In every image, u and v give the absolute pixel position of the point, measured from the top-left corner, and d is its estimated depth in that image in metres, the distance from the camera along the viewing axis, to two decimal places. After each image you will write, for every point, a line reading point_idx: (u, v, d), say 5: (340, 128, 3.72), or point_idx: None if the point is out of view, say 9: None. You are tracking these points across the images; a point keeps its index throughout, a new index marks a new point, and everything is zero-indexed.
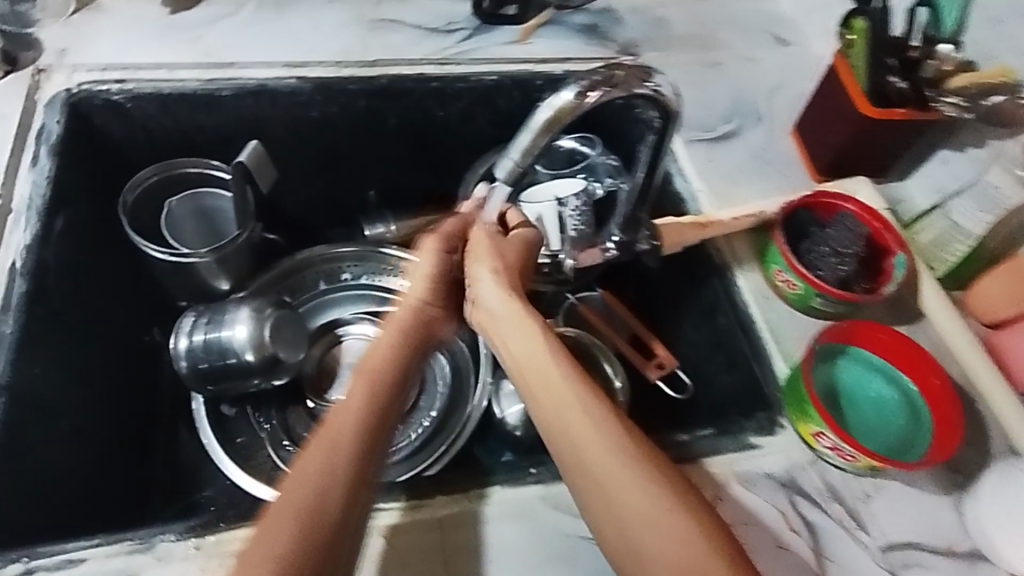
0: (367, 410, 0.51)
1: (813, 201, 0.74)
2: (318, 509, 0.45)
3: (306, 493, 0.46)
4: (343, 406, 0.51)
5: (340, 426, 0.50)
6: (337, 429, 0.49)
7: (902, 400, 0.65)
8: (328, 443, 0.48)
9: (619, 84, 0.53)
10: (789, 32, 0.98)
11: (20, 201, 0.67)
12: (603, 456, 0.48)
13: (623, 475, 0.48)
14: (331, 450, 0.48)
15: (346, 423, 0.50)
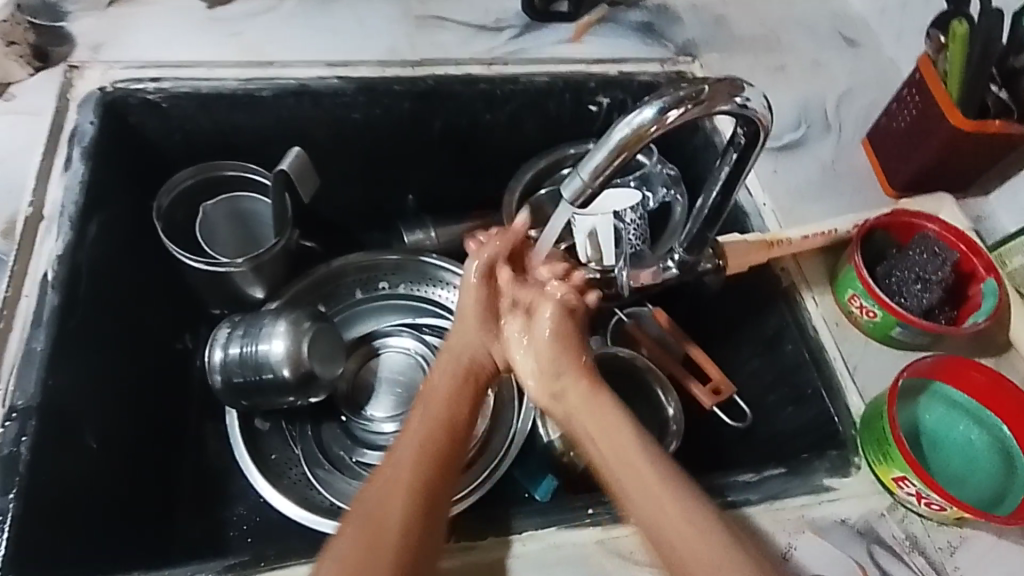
0: (432, 431, 0.59)
1: (893, 220, 0.68)
2: (380, 524, 0.50)
3: (368, 511, 0.51)
4: (412, 425, 0.59)
5: (401, 454, 0.56)
6: (397, 460, 0.56)
7: (991, 447, 0.60)
8: (390, 477, 0.54)
9: (704, 102, 0.49)
10: (857, 34, 0.91)
11: (53, 207, 0.63)
12: (628, 471, 0.55)
13: (648, 486, 0.54)
14: (396, 471, 0.55)
15: (405, 459, 0.56)
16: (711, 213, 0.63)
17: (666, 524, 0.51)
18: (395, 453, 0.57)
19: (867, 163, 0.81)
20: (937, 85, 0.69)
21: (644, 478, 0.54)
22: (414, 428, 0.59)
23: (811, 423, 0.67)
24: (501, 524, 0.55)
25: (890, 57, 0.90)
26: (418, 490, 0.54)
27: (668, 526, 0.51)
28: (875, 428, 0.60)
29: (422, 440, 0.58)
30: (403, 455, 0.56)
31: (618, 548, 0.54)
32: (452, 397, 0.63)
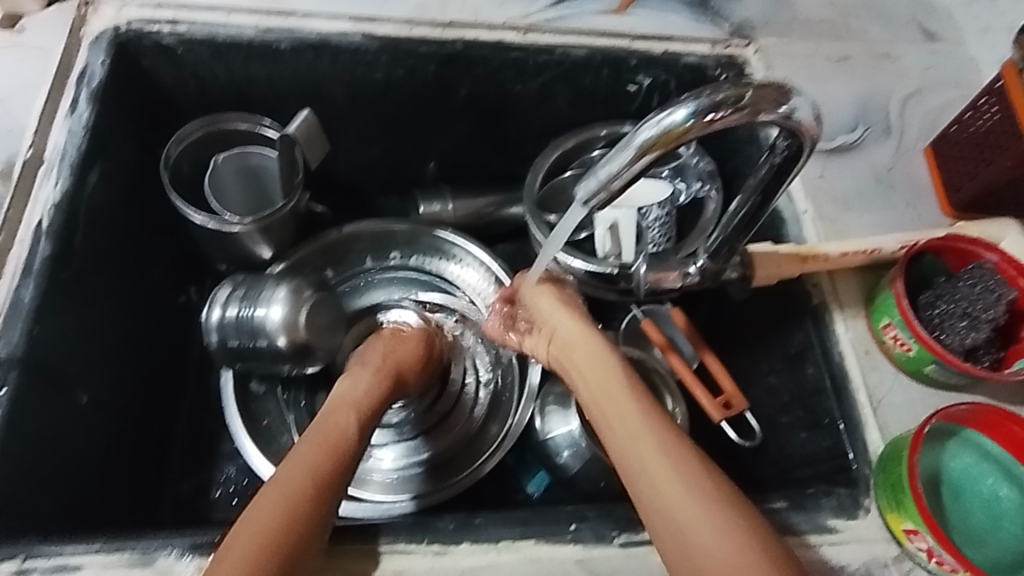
0: (336, 426, 0.54)
1: (945, 244, 0.62)
2: (275, 523, 0.45)
3: (263, 505, 0.46)
4: (321, 421, 0.55)
5: (305, 449, 0.51)
6: (300, 454, 0.51)
7: (1021, 506, 0.54)
8: (288, 469, 0.49)
9: (746, 108, 0.43)
10: (939, 27, 0.82)
11: (54, 152, 0.62)
12: (647, 443, 0.49)
13: (664, 460, 0.47)
14: (295, 465, 0.49)
15: (309, 451, 0.51)
16: (742, 223, 0.58)
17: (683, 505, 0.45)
18: (301, 447, 0.52)
19: (927, 174, 0.73)
20: (1023, 108, 0.62)
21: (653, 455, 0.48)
22: (324, 424, 0.54)
23: (824, 452, 0.63)
24: (477, 530, 0.52)
25: (973, 55, 0.81)
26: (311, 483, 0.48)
27: (687, 508, 0.44)
28: (892, 473, 0.55)
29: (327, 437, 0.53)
30: (307, 450, 0.51)
31: (597, 570, 0.52)
32: (367, 396, 0.59)
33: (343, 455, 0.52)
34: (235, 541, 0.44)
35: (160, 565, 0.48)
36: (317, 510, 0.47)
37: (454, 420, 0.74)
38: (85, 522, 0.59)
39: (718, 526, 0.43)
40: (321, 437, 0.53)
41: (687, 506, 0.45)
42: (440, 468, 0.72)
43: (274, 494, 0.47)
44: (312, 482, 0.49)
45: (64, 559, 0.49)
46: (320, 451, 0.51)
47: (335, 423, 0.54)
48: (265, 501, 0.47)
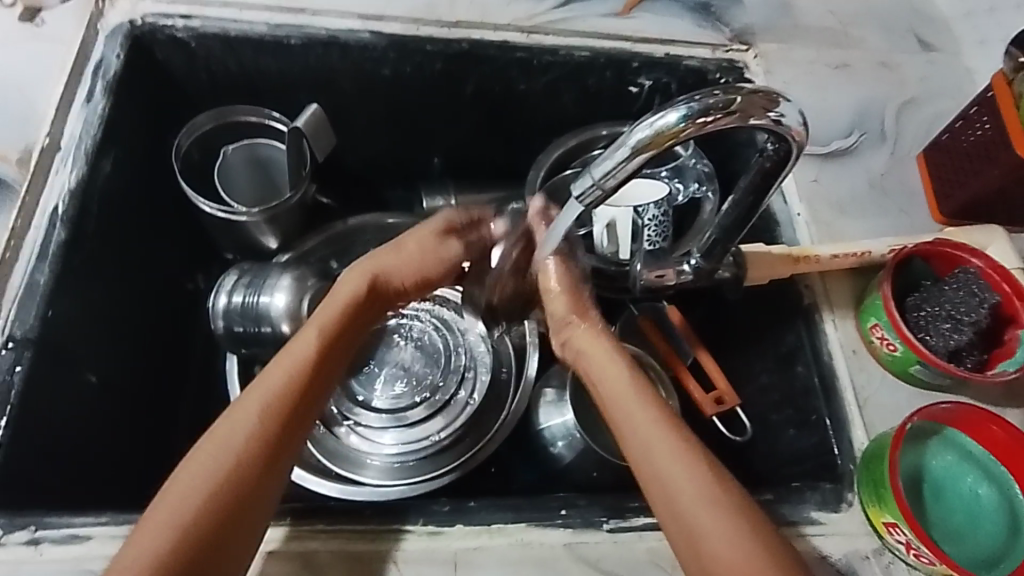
0: (287, 375, 0.54)
1: (933, 249, 0.64)
2: (229, 474, 0.49)
3: (214, 455, 0.49)
4: (278, 363, 0.54)
5: (263, 389, 0.53)
6: (257, 394, 0.52)
7: (998, 507, 0.56)
8: (246, 414, 0.51)
9: (736, 112, 0.45)
10: (936, 36, 0.84)
11: (70, 139, 0.64)
12: (663, 448, 0.50)
13: (679, 468, 0.49)
14: (251, 410, 0.51)
15: (265, 394, 0.52)
16: (732, 225, 0.59)
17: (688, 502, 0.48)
18: (259, 383, 0.53)
19: (920, 181, 0.75)
20: (1009, 109, 0.64)
21: (664, 454, 0.50)
22: (285, 356, 0.55)
23: (811, 448, 0.65)
24: (470, 513, 0.54)
25: (968, 65, 0.82)
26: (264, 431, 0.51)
27: (693, 507, 0.48)
28: (874, 468, 0.57)
29: (289, 376, 0.53)
30: (266, 391, 0.53)
31: (586, 554, 0.54)
32: (332, 343, 0.57)
33: (302, 389, 0.54)
34: (185, 480, 0.48)
35: None
36: (247, 474, 0.49)
37: (451, 410, 0.74)
38: (92, 498, 0.61)
39: (713, 525, 0.46)
40: (284, 372, 0.54)
41: (683, 501, 0.48)
42: (435, 457, 0.73)
43: (232, 445, 0.50)
44: (264, 426, 0.51)
45: (72, 531, 0.51)
46: (278, 396, 0.52)
47: (298, 357, 0.55)
48: (224, 450, 0.50)
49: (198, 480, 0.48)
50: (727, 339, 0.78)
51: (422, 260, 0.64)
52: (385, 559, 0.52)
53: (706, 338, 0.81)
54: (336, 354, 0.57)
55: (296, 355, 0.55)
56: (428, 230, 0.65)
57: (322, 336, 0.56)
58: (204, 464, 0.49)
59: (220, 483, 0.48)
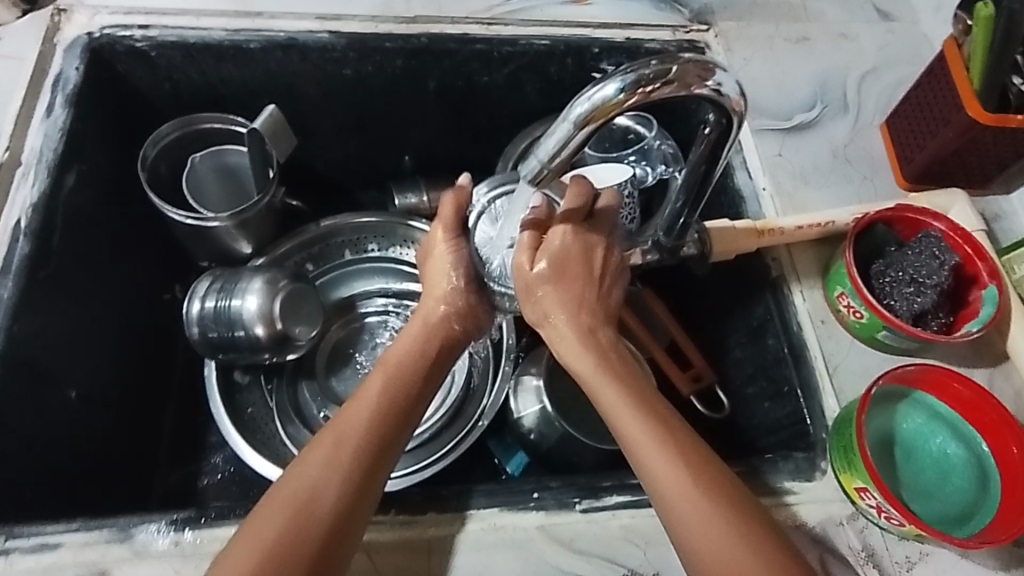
0: (356, 427, 0.52)
1: (895, 215, 0.64)
2: (309, 507, 0.48)
3: (294, 495, 0.48)
4: (342, 415, 0.53)
5: (347, 431, 0.52)
6: (344, 433, 0.52)
7: (967, 465, 0.57)
8: (326, 458, 0.50)
9: (673, 81, 0.47)
10: (894, 6, 0.84)
11: (31, 154, 0.65)
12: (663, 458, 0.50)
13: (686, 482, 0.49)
14: (335, 449, 0.51)
15: (351, 434, 0.51)
16: (687, 201, 0.61)
17: (681, 506, 0.48)
18: (337, 426, 0.52)
19: (881, 149, 0.75)
20: (958, 67, 0.65)
21: (663, 465, 0.50)
22: (366, 399, 0.54)
23: (785, 419, 0.65)
24: (444, 500, 0.55)
25: (926, 33, 0.83)
26: (353, 469, 0.50)
27: (678, 498, 0.48)
28: (844, 434, 0.57)
29: (372, 415, 0.53)
30: (350, 431, 0.52)
31: (560, 535, 0.54)
32: (394, 391, 0.54)
33: (390, 427, 0.53)
34: (266, 518, 0.48)
35: (138, 542, 0.51)
36: (321, 529, 0.47)
37: (431, 402, 0.75)
38: (70, 509, 0.62)
39: (704, 521, 0.47)
40: (364, 417, 0.53)
41: (671, 497, 0.49)
42: (414, 451, 0.72)
43: (313, 480, 0.49)
44: (355, 463, 0.50)
45: (46, 540, 0.51)
46: (365, 437, 0.52)
47: (377, 399, 0.54)
48: (303, 484, 0.49)
49: (267, 536, 0.46)
50: (703, 318, 0.78)
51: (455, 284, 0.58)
52: (359, 550, 0.52)
53: (683, 317, 0.81)
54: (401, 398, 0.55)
55: (373, 397, 0.54)
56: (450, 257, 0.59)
57: (393, 392, 0.54)
58: (282, 500, 0.48)
59: (295, 533, 0.47)
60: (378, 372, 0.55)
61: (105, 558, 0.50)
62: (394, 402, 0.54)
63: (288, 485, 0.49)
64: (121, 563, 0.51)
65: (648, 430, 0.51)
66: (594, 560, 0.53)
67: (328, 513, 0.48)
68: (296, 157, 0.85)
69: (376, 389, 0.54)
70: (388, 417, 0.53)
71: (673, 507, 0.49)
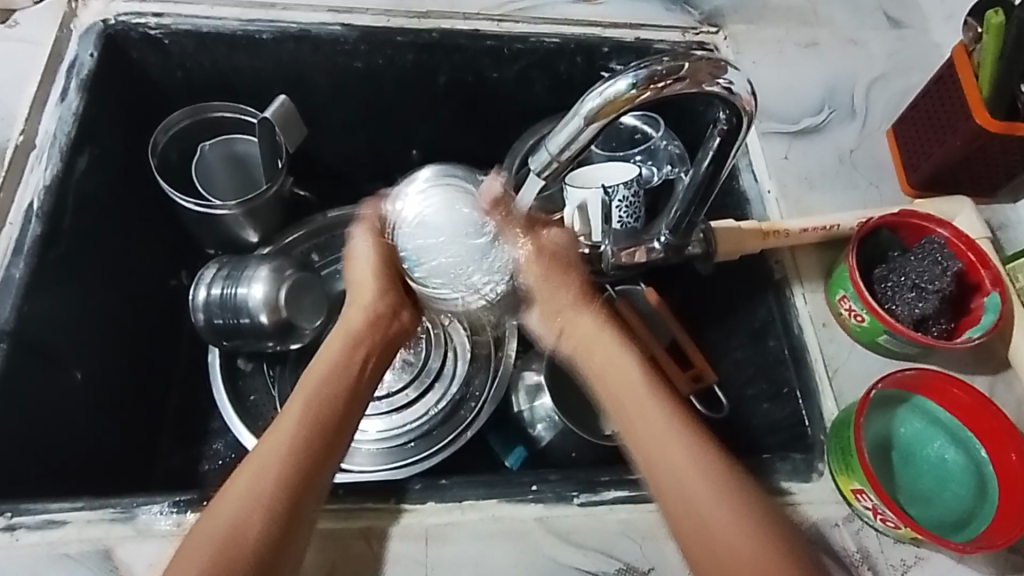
0: (278, 446, 0.51)
1: (900, 221, 0.64)
2: (233, 541, 0.47)
3: (221, 523, 0.48)
4: (265, 437, 0.52)
5: (267, 460, 0.50)
6: (263, 464, 0.50)
7: (965, 470, 0.57)
8: (249, 483, 0.49)
9: (685, 78, 0.48)
10: (905, 14, 0.84)
11: (45, 137, 0.66)
12: (669, 442, 0.52)
13: (689, 469, 0.50)
14: (255, 481, 0.49)
15: (272, 461, 0.50)
16: (694, 199, 0.61)
17: (681, 477, 0.50)
18: (257, 458, 0.51)
19: (888, 155, 0.75)
20: (968, 75, 0.65)
21: (670, 442, 0.52)
22: (288, 413, 0.53)
23: (784, 420, 0.66)
24: (443, 490, 0.55)
25: (936, 41, 0.83)
26: (274, 501, 0.49)
27: (686, 479, 0.50)
28: (842, 436, 0.58)
29: (293, 442, 0.51)
30: (271, 452, 0.51)
31: (557, 529, 0.54)
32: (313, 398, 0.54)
33: (316, 450, 0.52)
34: (186, 557, 0.47)
35: (140, 522, 0.52)
36: (257, 546, 0.47)
37: (434, 393, 0.75)
38: (73, 489, 0.62)
39: (705, 494, 0.49)
40: (284, 436, 0.52)
41: (681, 477, 0.50)
42: (415, 442, 0.73)
43: (233, 515, 0.48)
44: (275, 492, 0.49)
45: (49, 517, 0.52)
46: (286, 454, 0.51)
47: (300, 414, 0.53)
48: (225, 517, 0.48)
49: (196, 564, 0.46)
50: (705, 319, 0.78)
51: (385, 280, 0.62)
52: (359, 536, 0.53)
53: (686, 317, 0.81)
54: (324, 403, 0.54)
55: (294, 423, 0.52)
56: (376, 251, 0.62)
57: (316, 403, 0.54)
58: (205, 537, 0.47)
59: (229, 556, 0.46)
60: (300, 394, 0.54)
61: (108, 537, 0.51)
62: (319, 425, 0.53)
63: (209, 524, 0.48)
64: (123, 542, 0.51)
65: (657, 415, 0.53)
66: (591, 553, 0.54)
67: (255, 542, 0.47)
68: (305, 148, 0.86)
69: (296, 405, 0.54)
70: (312, 429, 0.53)
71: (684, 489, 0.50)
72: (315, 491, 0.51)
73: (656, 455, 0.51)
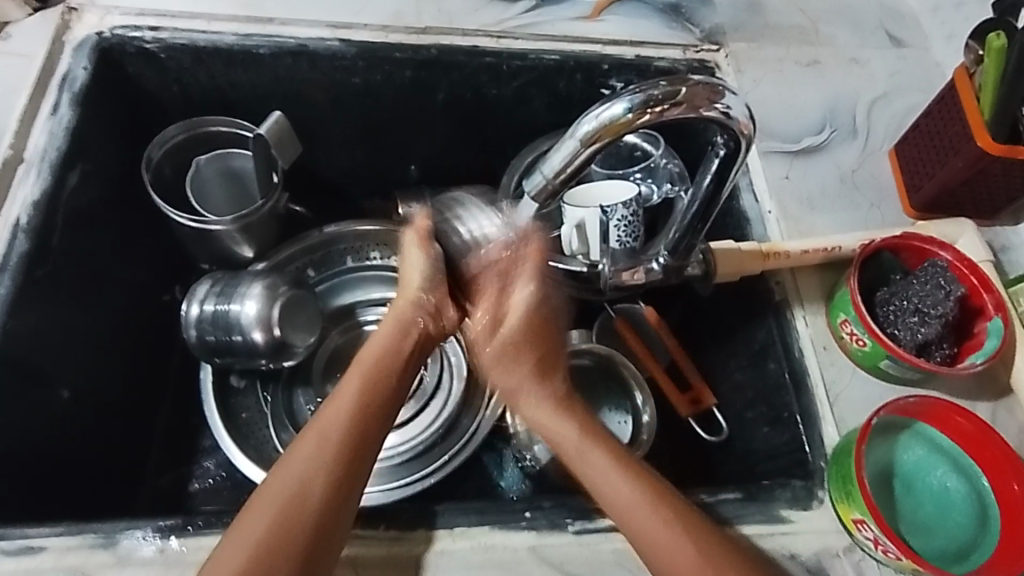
0: (336, 424, 0.52)
1: (902, 243, 0.63)
2: (297, 500, 0.48)
3: (286, 486, 0.49)
4: (317, 418, 0.53)
5: (328, 429, 0.52)
6: (327, 430, 0.52)
7: (967, 500, 0.56)
8: (310, 451, 0.51)
9: (682, 103, 0.47)
10: (908, 34, 0.84)
11: (35, 151, 0.65)
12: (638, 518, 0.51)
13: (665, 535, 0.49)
14: (321, 441, 0.51)
15: (333, 428, 0.52)
16: (695, 219, 0.60)
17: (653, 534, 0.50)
18: (320, 422, 0.52)
19: (889, 176, 0.75)
20: (969, 96, 0.64)
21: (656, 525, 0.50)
22: (344, 394, 0.54)
23: (784, 446, 0.64)
24: (433, 517, 0.54)
25: (937, 61, 0.82)
26: (336, 463, 0.50)
27: (634, 512, 0.51)
28: (842, 463, 0.56)
29: (353, 410, 0.53)
30: (331, 427, 0.52)
31: (549, 557, 0.53)
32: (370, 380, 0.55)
33: (373, 419, 0.54)
34: (245, 530, 0.47)
35: (122, 548, 0.51)
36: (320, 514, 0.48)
37: (430, 412, 0.74)
38: (56, 511, 0.61)
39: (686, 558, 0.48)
40: (342, 414, 0.53)
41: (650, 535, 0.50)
42: (409, 462, 0.71)
43: (301, 477, 0.49)
44: (338, 458, 0.51)
45: (30, 542, 0.50)
46: (346, 429, 0.52)
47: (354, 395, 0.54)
48: (288, 483, 0.49)
49: (259, 531, 0.47)
50: (703, 338, 0.77)
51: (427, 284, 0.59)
52: (344, 563, 0.51)
53: (686, 337, 0.80)
54: (377, 386, 0.55)
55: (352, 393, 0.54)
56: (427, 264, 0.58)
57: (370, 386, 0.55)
58: (270, 497, 0.48)
59: (291, 525, 0.47)
60: (357, 369, 0.56)
61: (88, 562, 0.50)
62: (376, 399, 0.55)
63: (277, 480, 0.49)
64: (104, 569, 0.50)
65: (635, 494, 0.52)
66: None
67: (315, 506, 0.48)
68: (301, 163, 0.85)
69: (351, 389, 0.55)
70: (367, 410, 0.54)
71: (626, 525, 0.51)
72: (372, 453, 0.53)
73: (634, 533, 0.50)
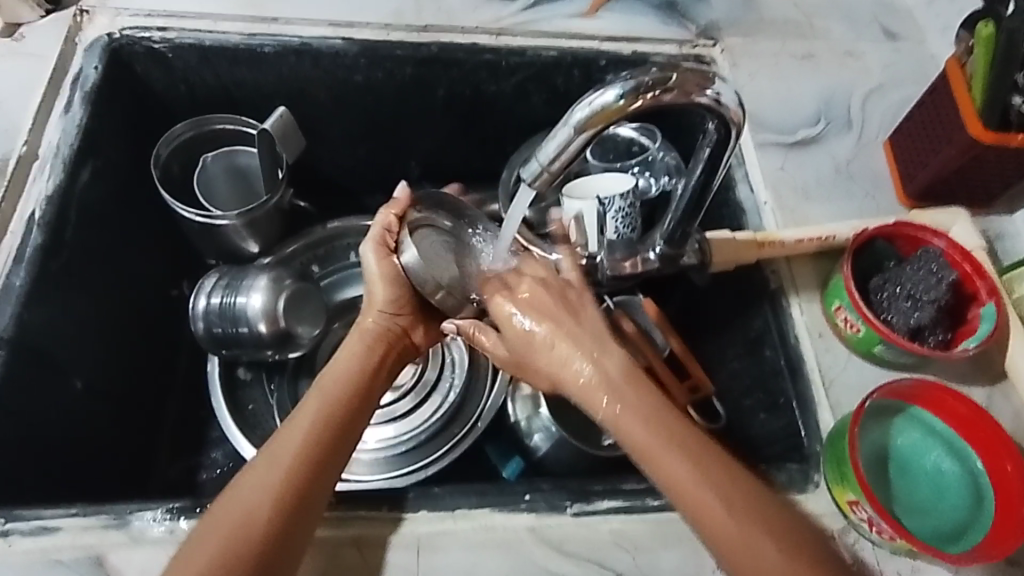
0: (290, 451, 0.52)
1: (896, 231, 0.64)
2: (245, 524, 0.48)
3: (236, 510, 0.49)
4: (275, 441, 0.53)
5: (283, 449, 0.52)
6: (282, 450, 0.52)
7: (961, 481, 0.57)
8: (261, 477, 0.50)
9: (673, 88, 0.49)
10: (902, 27, 0.85)
11: (48, 148, 0.67)
12: (676, 471, 0.50)
13: (697, 490, 0.49)
14: (274, 468, 0.51)
15: (288, 448, 0.52)
16: (688, 208, 0.61)
17: (689, 491, 0.49)
18: (273, 448, 0.52)
19: (884, 166, 0.76)
20: (960, 85, 0.65)
21: (694, 490, 0.49)
22: (302, 415, 0.54)
23: (781, 431, 0.65)
24: (435, 499, 0.55)
25: (933, 53, 0.83)
26: (286, 489, 0.50)
27: (682, 484, 0.49)
28: (837, 446, 0.57)
29: (311, 430, 0.53)
30: (284, 451, 0.52)
31: (549, 538, 0.54)
32: (329, 405, 0.55)
33: (329, 444, 0.53)
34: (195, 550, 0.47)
35: (134, 529, 0.52)
36: (270, 535, 0.48)
37: (432, 403, 0.76)
38: (69, 497, 0.63)
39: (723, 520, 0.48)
40: (296, 440, 0.52)
41: (691, 496, 0.49)
42: (412, 452, 0.73)
43: (250, 500, 0.49)
44: (290, 479, 0.50)
45: (46, 523, 0.52)
46: (300, 454, 0.52)
47: (311, 417, 0.54)
48: (240, 505, 0.49)
49: (208, 552, 0.47)
50: (700, 328, 0.79)
51: (394, 298, 0.63)
52: (348, 545, 0.53)
53: (683, 326, 0.82)
54: (336, 410, 0.55)
55: (312, 413, 0.54)
56: (389, 268, 0.63)
57: (325, 411, 0.55)
58: (217, 523, 0.48)
59: (239, 548, 0.47)
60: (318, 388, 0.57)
61: (101, 542, 0.52)
62: (336, 420, 0.55)
63: (230, 502, 0.49)
64: (117, 549, 0.51)
65: (681, 458, 0.50)
66: (583, 563, 0.53)
67: (264, 526, 0.48)
68: (307, 161, 0.87)
69: (307, 414, 0.54)
70: (323, 434, 0.53)
71: (678, 496, 0.50)
72: (330, 478, 0.52)
73: (692, 509, 0.49)
